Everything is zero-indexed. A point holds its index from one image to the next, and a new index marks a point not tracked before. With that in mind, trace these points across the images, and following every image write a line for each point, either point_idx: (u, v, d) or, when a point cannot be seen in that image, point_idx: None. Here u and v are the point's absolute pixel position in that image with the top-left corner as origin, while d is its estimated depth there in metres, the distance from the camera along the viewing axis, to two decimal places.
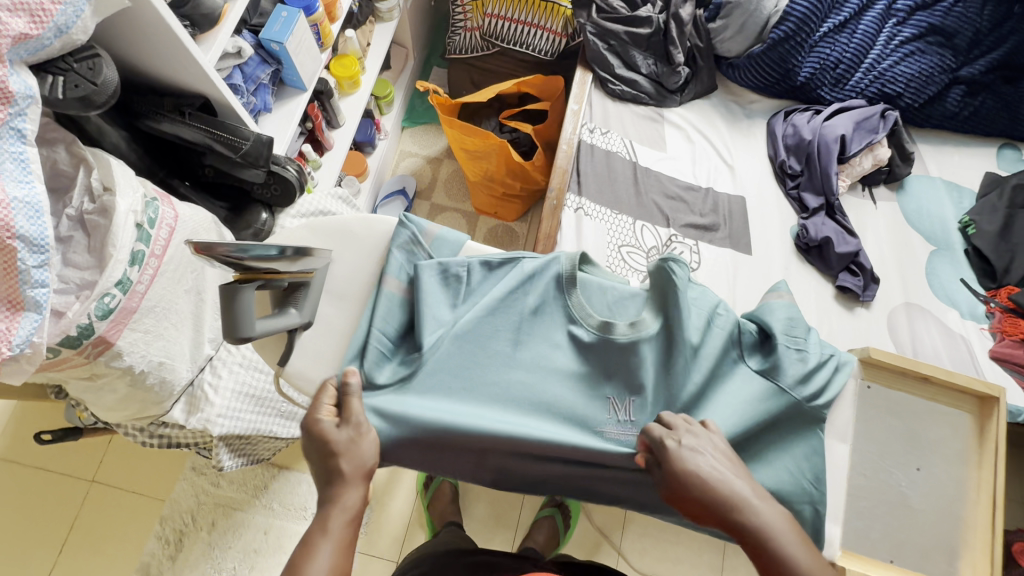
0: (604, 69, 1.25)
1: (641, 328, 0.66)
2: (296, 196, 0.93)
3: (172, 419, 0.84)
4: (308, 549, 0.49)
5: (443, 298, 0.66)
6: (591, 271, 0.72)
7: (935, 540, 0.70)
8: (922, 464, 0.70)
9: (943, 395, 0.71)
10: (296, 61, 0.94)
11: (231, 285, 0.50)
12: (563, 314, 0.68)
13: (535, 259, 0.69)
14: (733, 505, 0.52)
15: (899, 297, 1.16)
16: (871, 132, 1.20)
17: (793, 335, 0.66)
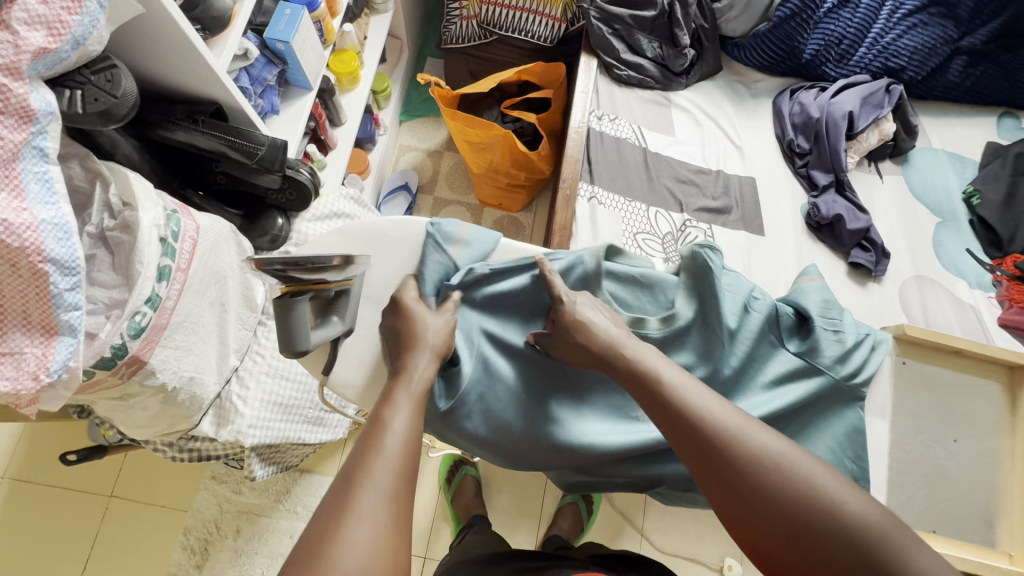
0: (609, 54, 1.23)
1: (675, 322, 0.65)
2: (311, 199, 0.91)
3: (202, 432, 0.83)
4: (392, 400, 0.52)
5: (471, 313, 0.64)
6: (617, 261, 0.69)
7: (974, 509, 0.71)
8: (958, 436, 0.72)
9: (974, 367, 0.73)
10: (301, 60, 0.91)
11: (284, 299, 0.49)
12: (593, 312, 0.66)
13: (560, 260, 0.66)
14: (610, 351, 0.58)
15: (909, 271, 1.17)
16: (877, 107, 1.21)
17: (829, 318, 0.67)
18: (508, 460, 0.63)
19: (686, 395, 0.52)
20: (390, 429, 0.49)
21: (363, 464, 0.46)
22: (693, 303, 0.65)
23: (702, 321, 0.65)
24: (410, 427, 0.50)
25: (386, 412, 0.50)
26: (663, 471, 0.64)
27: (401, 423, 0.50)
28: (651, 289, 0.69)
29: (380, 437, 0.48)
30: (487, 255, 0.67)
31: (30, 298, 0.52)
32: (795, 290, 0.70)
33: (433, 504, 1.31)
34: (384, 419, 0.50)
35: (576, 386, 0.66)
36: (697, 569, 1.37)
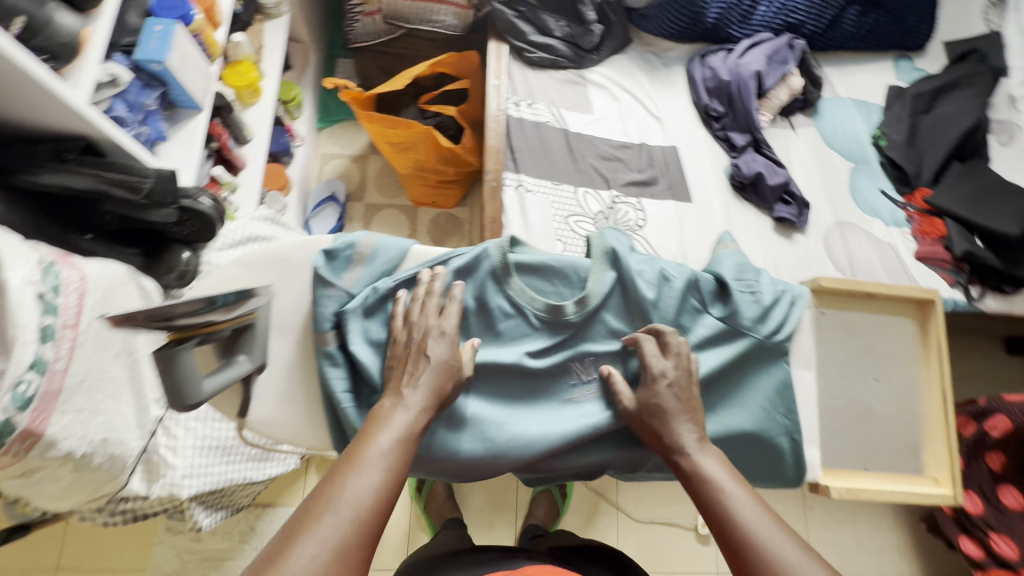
0: (518, 38, 1.20)
1: (591, 302, 0.63)
2: (217, 228, 0.85)
3: (132, 491, 0.78)
4: (386, 416, 0.52)
5: (377, 329, 0.59)
6: (524, 251, 0.66)
7: (903, 440, 0.75)
8: (879, 375, 0.75)
9: (886, 306, 0.76)
10: (183, 79, 0.85)
11: (164, 350, 0.45)
12: (509, 306, 0.63)
13: (463, 256, 0.62)
14: (677, 444, 0.57)
15: (830, 218, 1.22)
16: (782, 64, 1.24)
17: (744, 278, 0.68)
18: (451, 473, 0.60)
19: (741, 507, 0.52)
20: (376, 451, 0.49)
21: (337, 484, 0.46)
22: (611, 281, 0.64)
23: (620, 298, 0.65)
24: (395, 449, 0.49)
25: (376, 434, 0.50)
26: (604, 456, 0.64)
27: (389, 447, 0.49)
28: (568, 275, 0.65)
29: (364, 461, 0.48)
30: (395, 267, 0.61)
31: None
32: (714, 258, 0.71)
33: (407, 515, 1.29)
34: (370, 439, 0.50)
35: (507, 383, 0.63)
36: (673, 531, 1.42)
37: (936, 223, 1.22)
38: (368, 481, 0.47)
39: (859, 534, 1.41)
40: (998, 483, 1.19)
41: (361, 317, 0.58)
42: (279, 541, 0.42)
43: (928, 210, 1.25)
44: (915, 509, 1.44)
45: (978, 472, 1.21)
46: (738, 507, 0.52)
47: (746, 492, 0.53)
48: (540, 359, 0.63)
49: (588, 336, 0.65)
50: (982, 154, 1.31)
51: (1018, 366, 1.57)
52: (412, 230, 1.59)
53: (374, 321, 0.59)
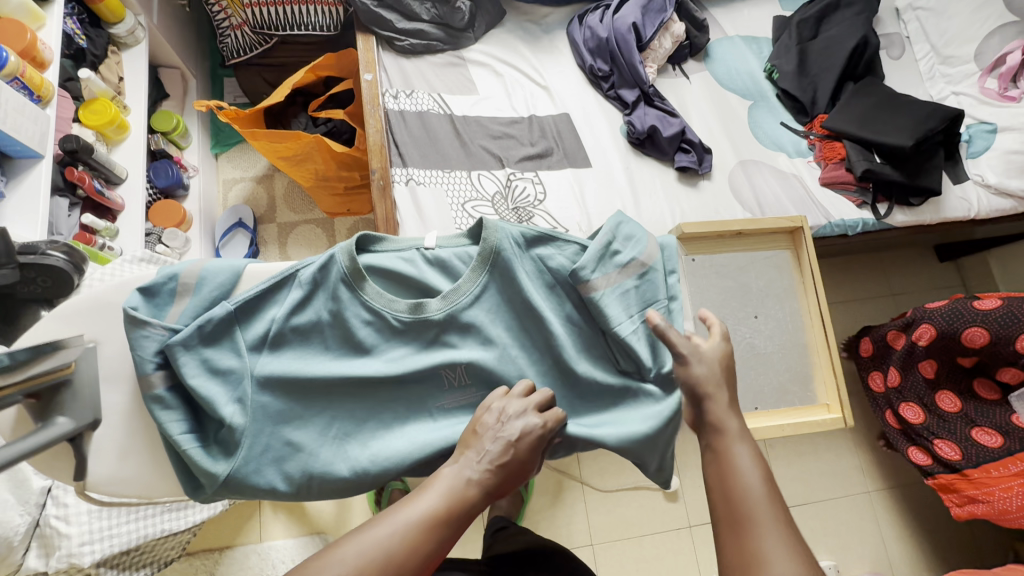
0: (385, 27, 1.15)
1: (457, 298, 0.61)
2: (75, 281, 0.80)
3: (30, 569, 0.74)
4: (451, 471, 0.51)
5: (222, 358, 0.56)
6: (387, 255, 0.62)
7: (791, 374, 0.83)
8: (759, 312, 0.83)
9: (765, 243, 0.84)
10: (6, 129, 0.78)
11: None
12: (366, 311, 0.60)
13: (308, 267, 0.58)
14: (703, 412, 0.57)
15: (733, 158, 1.21)
16: (660, 12, 1.21)
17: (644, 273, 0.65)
18: (323, 493, 0.57)
19: (751, 490, 0.50)
20: (425, 506, 0.47)
21: (374, 525, 0.45)
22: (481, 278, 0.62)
23: (497, 291, 0.63)
24: (443, 507, 0.48)
25: (432, 486, 0.49)
26: None
27: (435, 503, 0.48)
28: (451, 270, 0.63)
29: (412, 511, 0.47)
30: (227, 292, 0.57)
31: None
32: (631, 240, 0.66)
33: None
34: (429, 488, 0.49)
35: (375, 392, 0.60)
36: (641, 494, 1.42)
37: (836, 147, 1.21)
38: (412, 527, 0.46)
39: (823, 463, 1.41)
40: (935, 391, 1.19)
41: (197, 348, 0.54)
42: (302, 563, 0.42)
43: (828, 135, 1.23)
44: (872, 429, 1.46)
45: (915, 384, 1.20)
46: (750, 490, 0.50)
47: (766, 484, 0.50)
48: (406, 364, 0.60)
49: (455, 332, 0.62)
50: (877, 71, 1.30)
51: (953, 271, 1.59)
52: (331, 243, 1.54)
53: (216, 349, 0.55)
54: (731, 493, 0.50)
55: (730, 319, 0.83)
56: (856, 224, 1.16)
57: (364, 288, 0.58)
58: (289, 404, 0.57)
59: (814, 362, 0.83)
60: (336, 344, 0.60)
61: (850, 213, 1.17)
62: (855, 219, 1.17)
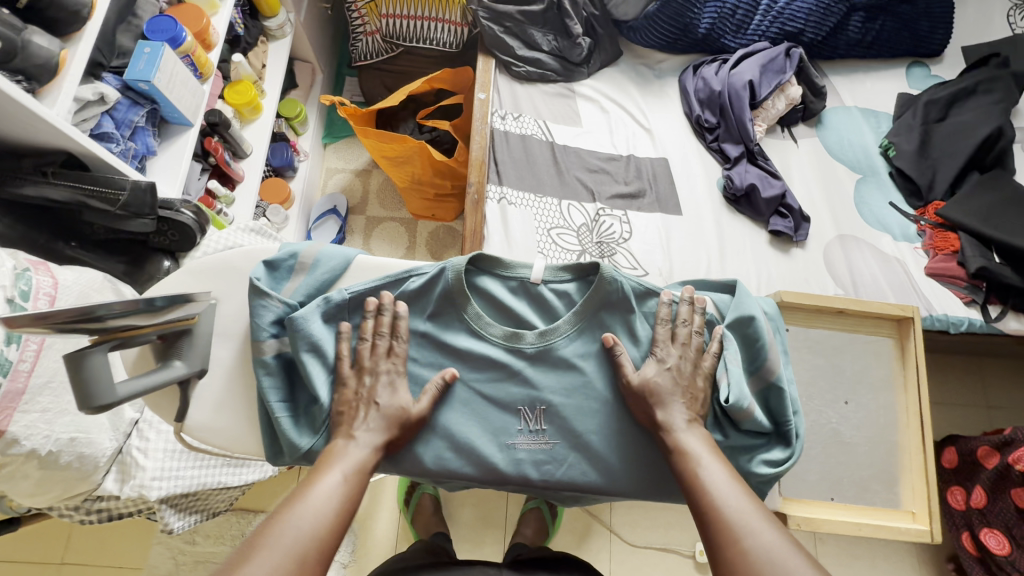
0: (505, 52, 1.21)
1: (553, 336, 0.61)
2: (198, 238, 0.89)
3: (106, 491, 0.81)
4: (342, 447, 0.55)
5: (327, 345, 0.59)
6: (497, 277, 0.63)
7: (873, 470, 0.78)
8: (850, 398, 0.80)
9: (864, 326, 0.80)
10: (171, 98, 0.89)
11: (76, 352, 0.45)
12: (465, 330, 0.62)
13: (419, 275, 0.61)
14: (665, 421, 0.57)
15: (832, 231, 1.16)
16: (779, 73, 1.19)
17: (757, 363, 0.61)
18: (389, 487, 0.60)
19: (719, 494, 0.52)
20: (329, 483, 0.52)
21: (283, 514, 0.49)
22: (578, 320, 0.62)
23: (593, 336, 0.62)
24: (345, 480, 0.53)
25: (330, 461, 0.54)
26: (545, 484, 0.60)
27: (339, 479, 0.52)
28: (550, 307, 0.63)
29: (312, 490, 0.51)
30: (337, 279, 0.62)
31: None
32: (756, 346, 0.61)
33: (393, 526, 1.32)
34: (326, 465, 0.53)
35: (455, 410, 0.60)
36: (669, 558, 1.34)
37: (949, 237, 1.13)
38: (325, 499, 0.51)
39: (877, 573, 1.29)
40: None
41: (310, 323, 0.58)
42: (232, 559, 0.45)
43: (942, 224, 1.16)
44: (941, 548, 1.32)
45: (1003, 511, 1.07)
46: (721, 497, 0.51)
47: (731, 479, 0.53)
48: (492, 385, 0.61)
49: (545, 370, 0.61)
50: (1009, 165, 1.21)
51: None
52: (411, 242, 1.60)
53: (326, 330, 0.59)
54: (702, 503, 0.52)
55: (817, 400, 0.80)
56: (962, 323, 1.08)
57: (469, 309, 0.61)
58: None
59: (902, 462, 0.78)
60: (427, 356, 0.61)
61: (957, 309, 1.08)
62: (962, 317, 1.08)
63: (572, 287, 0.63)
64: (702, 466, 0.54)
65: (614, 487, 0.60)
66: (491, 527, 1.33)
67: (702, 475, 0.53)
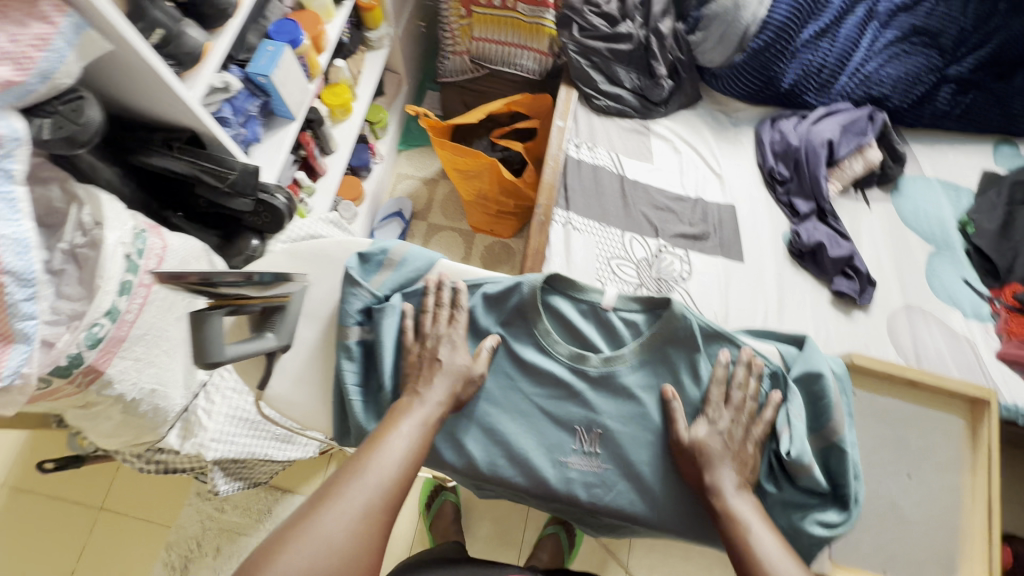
0: (588, 85, 1.26)
1: (616, 362, 0.63)
2: (286, 222, 0.96)
3: (168, 445, 0.86)
4: (408, 406, 0.57)
5: (403, 338, 0.62)
6: (569, 297, 0.65)
7: (930, 553, 0.74)
8: (912, 472, 0.77)
9: (934, 400, 0.79)
10: (282, 93, 0.97)
11: (200, 312, 0.49)
12: (533, 344, 0.64)
13: (498, 284, 0.64)
14: (714, 484, 0.57)
15: (898, 300, 1.13)
16: (860, 135, 1.19)
17: (820, 422, 0.61)
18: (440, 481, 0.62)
19: (772, 564, 0.51)
20: (400, 436, 0.55)
21: (362, 460, 0.52)
22: (643, 351, 0.63)
23: (655, 369, 0.64)
24: (415, 436, 0.55)
25: (399, 418, 0.56)
26: (592, 506, 0.61)
27: (410, 432, 0.55)
28: (617, 334, 0.65)
29: (386, 441, 0.54)
30: (419, 277, 0.65)
31: None
32: (821, 405, 0.60)
33: (411, 528, 1.33)
34: (393, 422, 0.56)
35: (514, 419, 0.62)
36: None
37: None
38: (398, 452, 0.54)
39: None
40: None
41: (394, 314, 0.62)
42: (309, 505, 0.49)
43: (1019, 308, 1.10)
44: None
45: None
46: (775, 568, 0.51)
47: (785, 552, 0.53)
48: (552, 402, 0.63)
49: (605, 395, 0.63)
50: None
51: None
52: (467, 253, 1.65)
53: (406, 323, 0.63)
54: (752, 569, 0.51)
55: (876, 470, 0.77)
56: None
57: (540, 326, 0.63)
58: None
59: (961, 550, 0.74)
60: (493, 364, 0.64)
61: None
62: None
63: (641, 318, 0.64)
64: (751, 532, 0.54)
65: (659, 520, 0.60)
66: (506, 544, 1.32)
67: (753, 545, 0.53)
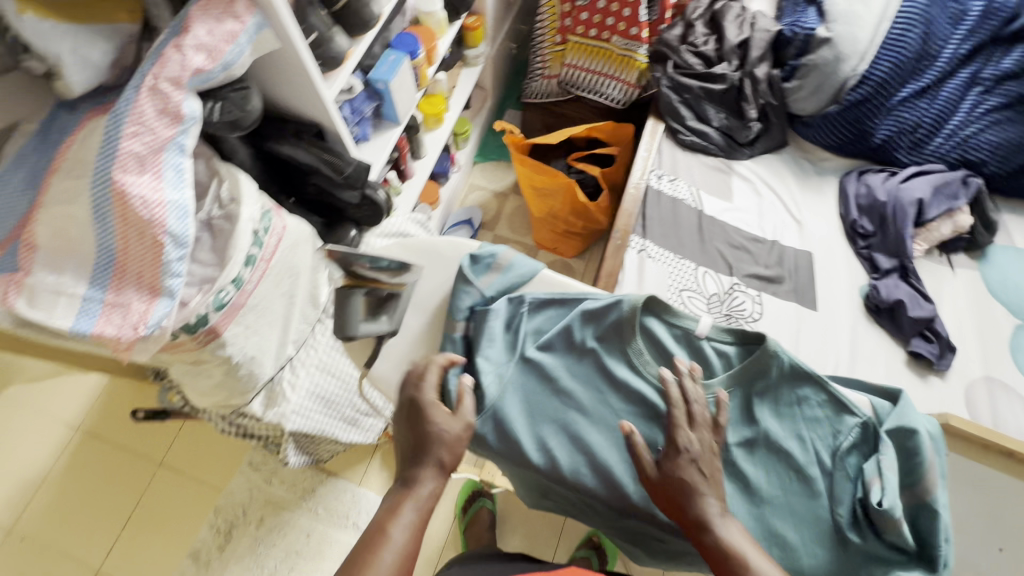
0: (676, 120, 1.30)
1: (706, 391, 0.64)
2: (382, 217, 1.02)
3: (251, 410, 0.91)
4: (397, 512, 0.54)
5: (503, 340, 0.67)
6: (663, 321, 0.68)
7: None
8: (1005, 546, 0.76)
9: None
10: (395, 99, 1.04)
11: (343, 291, 0.62)
12: (625, 361, 0.66)
13: (598, 300, 0.68)
14: (700, 517, 0.55)
15: (979, 370, 1.08)
16: (951, 198, 1.16)
17: (912, 477, 0.60)
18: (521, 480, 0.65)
19: None
20: (392, 545, 0.51)
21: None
22: (732, 384, 0.64)
23: (743, 402, 0.65)
24: (407, 544, 0.52)
25: (387, 525, 0.53)
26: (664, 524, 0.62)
27: (400, 538, 0.52)
28: (708, 363, 0.66)
29: (378, 552, 0.50)
30: (524, 284, 0.70)
31: (148, 263, 0.62)
32: (915, 463, 0.60)
33: (444, 529, 1.33)
34: (383, 534, 0.52)
35: (599, 430, 0.64)
36: None
37: None
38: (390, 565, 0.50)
39: None
40: None
41: (499, 315, 0.67)
42: None
43: None
44: None
45: None
46: None
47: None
48: (639, 421, 0.65)
49: None
50: None
51: None
52: None
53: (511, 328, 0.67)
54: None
55: None
56: None
57: (634, 344, 0.65)
58: (531, 397, 0.65)
59: None
60: (584, 376, 0.66)
61: None
62: None
63: (732, 351, 0.66)
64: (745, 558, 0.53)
65: None
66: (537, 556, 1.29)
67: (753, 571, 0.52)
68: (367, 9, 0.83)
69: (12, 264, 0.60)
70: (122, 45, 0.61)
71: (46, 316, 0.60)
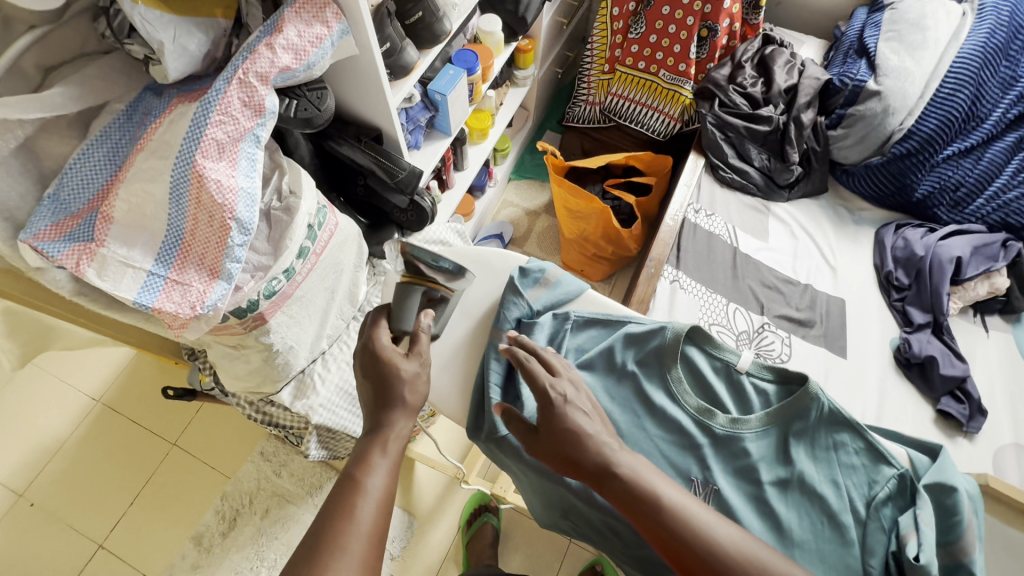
0: (718, 156, 1.32)
1: (742, 426, 0.65)
2: (427, 223, 1.04)
3: (280, 399, 0.92)
4: (370, 464, 0.53)
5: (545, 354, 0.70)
6: (703, 352, 0.69)
7: None
8: None
9: None
10: (450, 111, 1.07)
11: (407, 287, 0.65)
12: (664, 389, 0.68)
13: (642, 325, 0.70)
14: (602, 458, 0.54)
15: (1010, 437, 1.06)
16: (989, 259, 1.16)
17: (950, 537, 0.59)
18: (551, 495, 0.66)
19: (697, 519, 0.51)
20: (368, 493, 0.51)
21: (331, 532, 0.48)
22: (769, 422, 0.64)
23: (778, 441, 0.65)
24: (384, 491, 0.52)
25: (362, 477, 0.52)
26: None
27: (378, 486, 0.52)
28: (746, 399, 0.67)
29: (355, 503, 0.50)
30: (569, 301, 0.74)
31: (212, 245, 0.64)
32: (954, 522, 0.59)
33: (446, 541, 1.32)
34: (359, 486, 0.51)
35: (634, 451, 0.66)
36: None
37: None
38: (370, 513, 0.50)
39: None
40: None
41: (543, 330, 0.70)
42: None
43: None
44: None
45: None
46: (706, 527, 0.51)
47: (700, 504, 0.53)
48: (674, 449, 0.66)
49: (722, 455, 0.65)
50: None
51: None
52: None
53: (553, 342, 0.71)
54: (698, 545, 0.50)
55: None
56: None
57: (674, 372, 0.67)
58: None
59: None
60: (621, 397, 0.68)
61: None
62: None
63: (772, 389, 0.66)
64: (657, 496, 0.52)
65: None
66: None
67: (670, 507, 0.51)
68: (439, 23, 0.87)
69: (87, 234, 0.63)
70: (215, 39, 0.64)
71: (112, 287, 0.62)
